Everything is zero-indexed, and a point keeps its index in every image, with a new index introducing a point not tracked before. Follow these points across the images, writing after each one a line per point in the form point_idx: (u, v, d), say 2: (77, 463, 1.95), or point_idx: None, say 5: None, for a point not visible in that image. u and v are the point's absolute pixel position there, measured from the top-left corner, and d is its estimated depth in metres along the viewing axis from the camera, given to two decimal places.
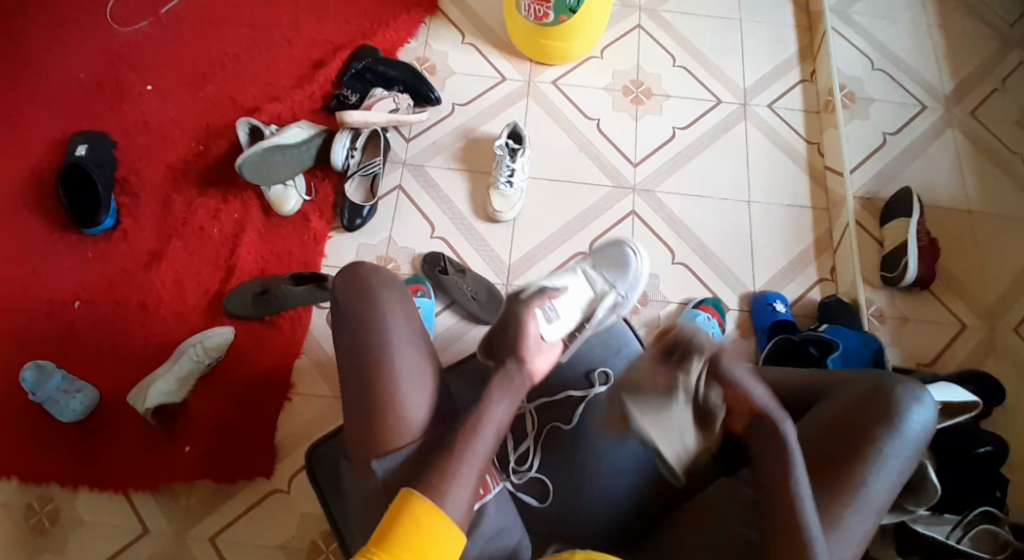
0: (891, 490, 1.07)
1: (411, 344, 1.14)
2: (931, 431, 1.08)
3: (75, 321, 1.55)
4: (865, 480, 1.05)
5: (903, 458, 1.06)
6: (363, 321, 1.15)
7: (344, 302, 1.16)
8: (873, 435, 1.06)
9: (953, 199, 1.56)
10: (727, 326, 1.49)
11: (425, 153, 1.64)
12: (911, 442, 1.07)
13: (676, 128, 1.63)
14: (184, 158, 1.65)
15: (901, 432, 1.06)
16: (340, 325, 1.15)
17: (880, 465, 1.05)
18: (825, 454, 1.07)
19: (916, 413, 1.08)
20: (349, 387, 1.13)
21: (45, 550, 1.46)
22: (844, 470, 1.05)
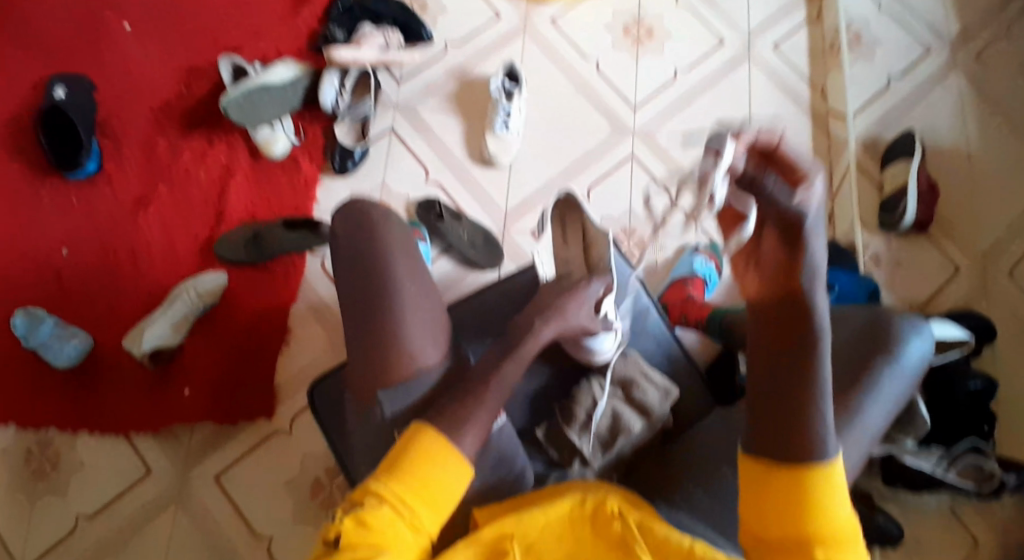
0: (885, 418, 1.10)
1: (417, 293, 1.18)
2: (925, 362, 1.14)
3: (66, 270, 1.52)
4: (859, 408, 1.08)
5: (898, 386, 1.11)
6: (371, 270, 1.19)
7: (353, 241, 1.23)
8: (868, 365, 1.11)
9: (954, 144, 1.54)
10: (724, 270, 1.51)
11: (417, 94, 1.60)
12: (906, 372, 1.12)
13: (678, 70, 1.60)
14: (168, 100, 1.60)
15: (898, 362, 1.12)
16: (349, 263, 1.21)
17: (878, 392, 1.09)
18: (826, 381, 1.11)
19: (912, 343, 1.13)
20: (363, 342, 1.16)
21: (46, 494, 1.45)
22: (845, 398, 1.09)
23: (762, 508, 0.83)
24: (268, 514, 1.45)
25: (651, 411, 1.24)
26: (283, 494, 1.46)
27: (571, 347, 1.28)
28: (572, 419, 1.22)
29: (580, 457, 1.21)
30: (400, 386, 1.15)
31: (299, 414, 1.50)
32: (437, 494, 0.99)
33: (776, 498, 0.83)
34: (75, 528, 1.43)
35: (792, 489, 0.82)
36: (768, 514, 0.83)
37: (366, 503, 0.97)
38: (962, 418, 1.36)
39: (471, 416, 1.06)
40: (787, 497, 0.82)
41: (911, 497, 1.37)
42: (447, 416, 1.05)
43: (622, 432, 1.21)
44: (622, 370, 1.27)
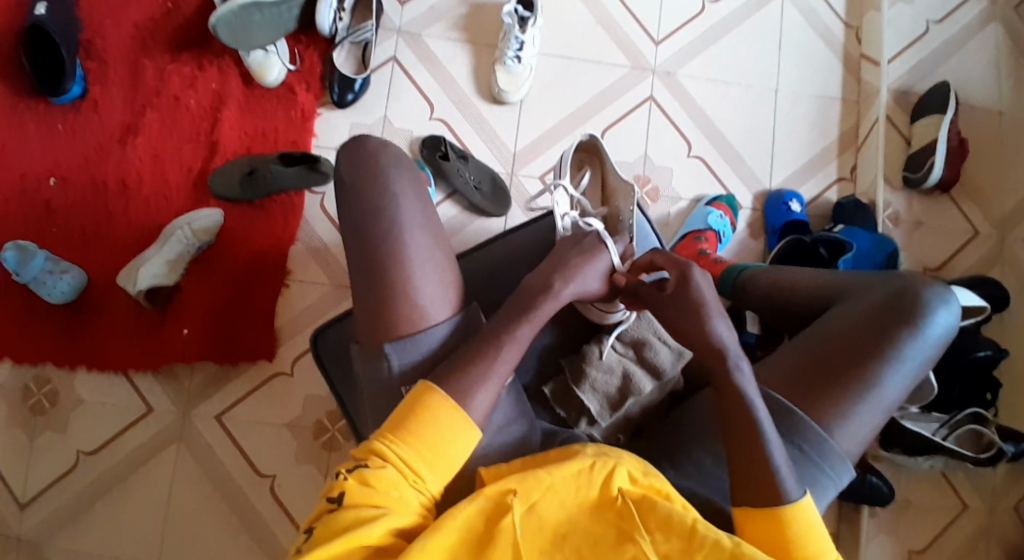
0: (903, 391, 1.09)
1: (431, 259, 1.12)
2: (950, 333, 1.12)
3: (55, 201, 1.44)
4: (879, 380, 1.08)
5: (919, 358, 1.09)
6: (374, 236, 1.11)
7: (357, 189, 1.14)
8: (892, 337, 1.09)
9: (987, 99, 1.46)
10: (738, 225, 1.44)
11: (421, 19, 1.47)
12: (929, 345, 1.10)
13: (705, 1, 1.48)
14: (153, 18, 1.49)
15: (922, 334, 1.10)
16: (352, 210, 1.13)
17: (897, 365, 1.08)
18: (846, 351, 1.09)
19: (938, 315, 1.10)
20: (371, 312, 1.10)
21: (46, 429, 1.47)
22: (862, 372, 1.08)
23: (760, 554, 0.96)
24: (270, 453, 1.49)
25: (663, 373, 1.18)
26: (286, 437, 1.50)
27: (584, 309, 1.23)
28: (581, 379, 1.18)
29: (588, 416, 1.17)
30: (409, 339, 1.09)
31: (304, 355, 1.51)
32: (442, 458, 0.99)
33: (769, 546, 0.95)
34: (78, 463, 1.47)
35: (782, 537, 0.95)
36: (763, 558, 0.96)
37: (371, 463, 0.97)
38: (963, 388, 1.43)
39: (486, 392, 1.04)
40: (779, 545, 0.95)
41: (906, 460, 1.44)
42: (458, 381, 1.02)
43: (632, 395, 1.16)
44: (636, 332, 1.22)
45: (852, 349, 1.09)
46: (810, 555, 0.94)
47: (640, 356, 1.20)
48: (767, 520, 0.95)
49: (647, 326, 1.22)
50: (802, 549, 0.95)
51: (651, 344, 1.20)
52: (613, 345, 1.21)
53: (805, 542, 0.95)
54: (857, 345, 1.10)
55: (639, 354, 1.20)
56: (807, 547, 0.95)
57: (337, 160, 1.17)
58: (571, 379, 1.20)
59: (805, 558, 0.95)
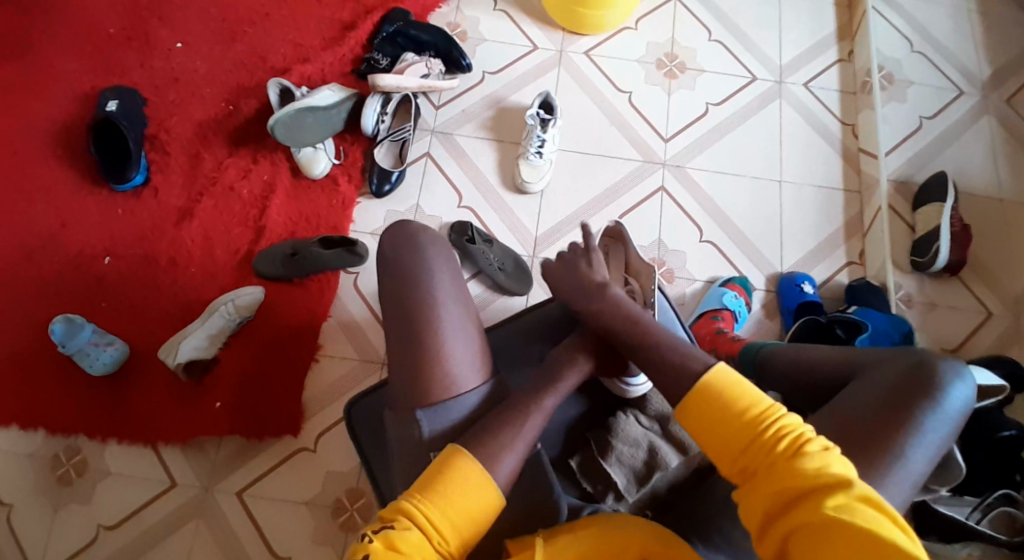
0: (928, 465, 1.06)
1: (456, 300, 1.20)
2: (969, 407, 1.10)
3: (107, 275, 1.57)
4: (905, 452, 1.04)
5: (942, 432, 1.06)
6: (407, 274, 1.21)
7: (393, 249, 1.25)
8: (914, 412, 1.07)
9: (987, 186, 1.54)
10: (753, 305, 1.50)
11: (453, 121, 1.63)
12: (950, 420, 1.08)
13: (709, 104, 1.63)
14: (215, 117, 1.67)
15: (941, 408, 1.07)
16: (388, 263, 1.23)
17: (917, 438, 1.05)
18: (863, 425, 1.07)
19: (955, 389, 1.09)
20: (401, 343, 1.18)
21: (70, 501, 1.49)
22: (880, 443, 1.05)
23: (711, 439, 0.95)
24: (289, 532, 1.48)
25: (690, 449, 1.20)
26: (303, 515, 1.49)
27: (607, 382, 1.28)
28: (608, 452, 1.20)
29: (615, 491, 1.18)
30: (439, 406, 1.13)
31: (327, 431, 1.54)
32: (469, 521, 1.00)
33: (712, 425, 0.95)
34: (97, 536, 1.47)
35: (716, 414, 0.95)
36: (715, 440, 0.94)
37: (397, 524, 0.98)
38: (994, 468, 1.39)
39: (510, 440, 1.08)
40: (718, 418, 0.95)
41: (942, 548, 1.36)
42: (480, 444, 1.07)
43: (658, 468, 1.18)
44: (662, 408, 1.25)
45: (871, 420, 1.07)
46: (746, 413, 0.93)
47: (666, 431, 1.22)
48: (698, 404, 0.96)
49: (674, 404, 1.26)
50: (739, 408, 0.94)
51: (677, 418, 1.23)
52: (639, 419, 1.24)
53: (737, 398, 0.95)
54: (875, 419, 1.07)
55: (665, 429, 1.22)
56: (743, 402, 0.94)
57: (380, 241, 1.27)
58: (598, 451, 1.22)
59: (746, 417, 0.93)
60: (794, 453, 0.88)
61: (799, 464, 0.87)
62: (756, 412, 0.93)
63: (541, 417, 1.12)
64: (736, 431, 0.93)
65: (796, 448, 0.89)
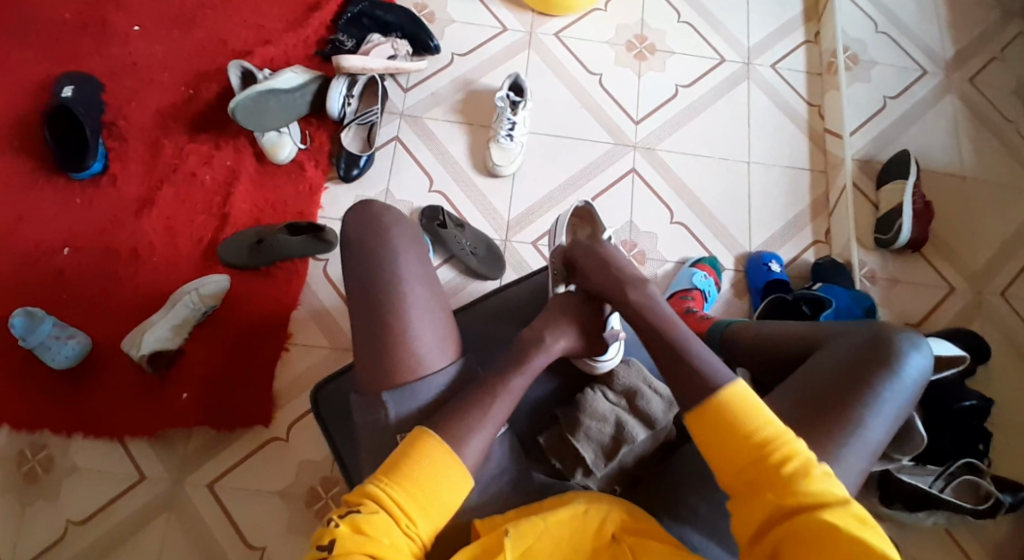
0: (887, 433, 1.10)
1: (422, 282, 1.20)
2: (926, 377, 1.14)
3: (66, 267, 1.52)
4: (864, 422, 1.09)
5: (900, 401, 1.11)
6: (372, 254, 1.20)
7: (356, 236, 1.22)
8: (874, 382, 1.11)
9: (948, 164, 1.57)
10: (722, 285, 1.51)
11: (422, 104, 1.61)
12: (908, 388, 1.12)
13: (679, 86, 1.63)
14: (174, 103, 1.62)
15: (898, 377, 1.11)
16: (356, 255, 1.20)
17: (876, 408, 1.09)
18: (826, 395, 1.11)
19: (912, 358, 1.13)
20: (374, 332, 1.16)
21: (37, 498, 1.45)
22: (842, 412, 1.09)
23: (714, 449, 1.01)
24: (262, 524, 1.47)
25: (656, 422, 1.19)
26: (277, 507, 1.48)
27: (578, 362, 1.27)
28: (576, 428, 1.20)
29: (583, 467, 1.18)
30: (407, 388, 1.14)
31: (298, 421, 1.52)
32: (437, 504, 1.02)
33: (720, 440, 1.00)
34: (65, 533, 1.44)
35: (725, 425, 1.00)
36: (722, 457, 1.00)
37: (364, 508, 0.99)
38: (957, 437, 1.41)
39: (476, 422, 1.08)
40: (727, 434, 1.00)
41: (908, 516, 1.41)
42: (450, 426, 1.07)
43: (625, 442, 1.18)
44: (629, 381, 1.24)
45: (834, 392, 1.11)
46: (755, 436, 0.98)
47: (633, 405, 1.21)
48: (710, 412, 1.02)
49: (639, 375, 1.24)
50: (750, 430, 0.99)
51: (644, 392, 1.21)
52: (606, 395, 1.22)
53: (746, 419, 1.00)
54: (838, 389, 1.11)
55: (632, 402, 1.21)
56: (754, 424, 0.99)
57: (344, 223, 1.24)
58: (567, 429, 1.21)
59: (757, 441, 0.98)
60: (799, 478, 0.95)
61: (803, 490, 0.95)
62: (765, 434, 0.98)
63: (509, 399, 1.11)
64: (741, 444, 0.99)
65: (801, 470, 0.96)
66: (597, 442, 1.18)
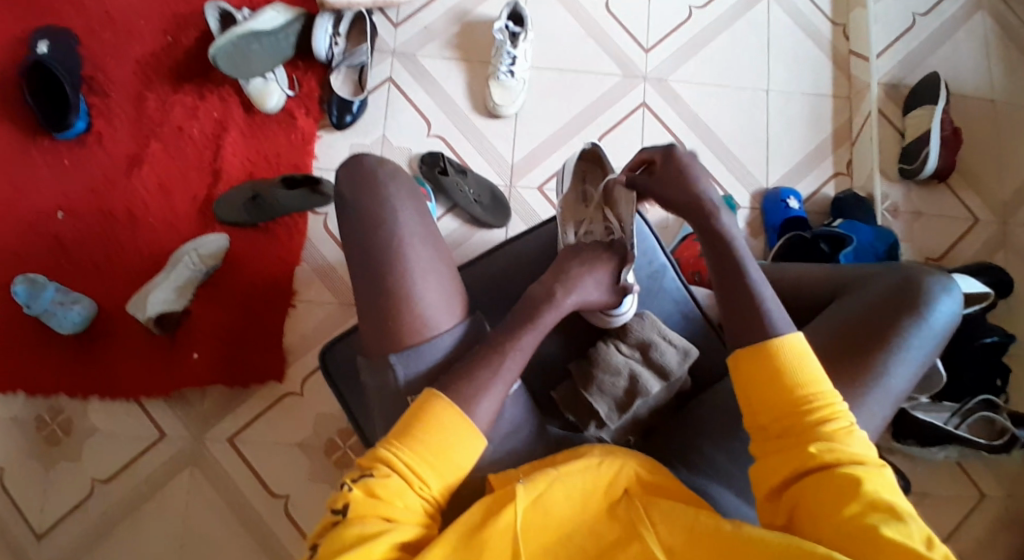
0: (912, 379, 1.07)
1: (428, 253, 1.13)
2: (956, 320, 1.11)
3: (61, 232, 1.48)
4: (887, 369, 1.06)
5: (926, 348, 1.08)
6: (372, 215, 1.13)
7: (355, 204, 1.15)
8: (900, 327, 1.08)
9: (978, 87, 1.47)
10: (738, 225, 1.45)
11: (416, 40, 1.51)
12: (935, 334, 1.09)
13: (692, 8, 1.51)
14: (153, 51, 1.53)
15: (926, 322, 1.09)
16: (356, 228, 1.13)
17: (902, 353, 1.06)
18: (850, 343, 1.08)
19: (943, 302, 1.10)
20: (377, 316, 1.11)
21: (62, 460, 1.47)
22: (865, 358, 1.06)
23: (753, 396, 0.95)
24: (285, 474, 1.49)
25: (671, 373, 1.18)
26: (298, 457, 1.50)
27: (590, 316, 1.23)
28: (590, 382, 1.17)
29: (597, 419, 1.17)
30: (412, 350, 1.10)
31: (312, 376, 1.52)
32: (450, 464, 0.97)
33: (760, 386, 0.95)
34: (93, 491, 1.46)
35: (771, 372, 0.95)
36: (758, 402, 0.95)
37: (376, 472, 0.95)
38: (977, 375, 1.40)
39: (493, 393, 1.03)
40: (770, 382, 0.94)
41: (919, 451, 1.43)
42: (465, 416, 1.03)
43: (640, 395, 1.16)
44: (643, 333, 1.21)
45: (859, 337, 1.08)
46: (800, 388, 0.93)
47: (647, 356, 1.19)
48: (756, 357, 0.96)
49: (652, 326, 1.22)
50: (794, 379, 0.94)
51: (658, 343, 1.19)
52: (620, 347, 1.20)
53: (791, 366, 0.94)
54: (863, 332, 1.09)
55: (647, 353, 1.19)
56: (799, 375, 0.94)
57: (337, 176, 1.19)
58: (580, 383, 1.20)
59: (800, 392, 0.93)
60: (839, 435, 0.91)
61: (842, 447, 0.90)
62: (810, 384, 0.93)
63: (519, 357, 1.06)
64: (782, 394, 0.94)
65: (841, 431, 0.91)
66: (611, 397, 1.17)
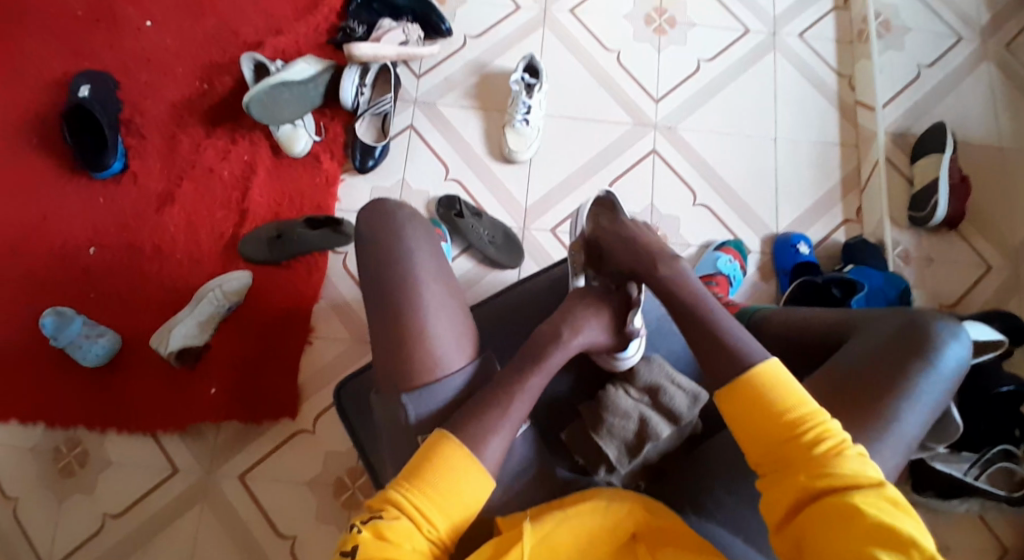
0: (923, 425, 1.04)
1: (435, 275, 1.16)
2: (964, 365, 1.07)
3: (92, 266, 1.54)
4: (898, 416, 1.02)
5: (936, 393, 1.04)
6: (386, 251, 1.16)
7: (368, 231, 1.19)
8: (908, 373, 1.04)
9: (986, 134, 1.49)
10: (748, 269, 1.46)
11: (437, 89, 1.58)
12: (945, 379, 1.06)
13: (701, 60, 1.57)
14: (189, 98, 1.62)
15: (935, 367, 1.05)
16: (367, 252, 1.17)
17: (912, 399, 1.03)
18: (857, 385, 1.05)
19: (951, 348, 1.06)
20: (383, 335, 1.13)
21: (75, 492, 1.49)
22: (874, 405, 1.03)
23: (743, 429, 0.96)
24: (293, 512, 1.49)
25: (681, 416, 1.12)
26: (306, 495, 1.50)
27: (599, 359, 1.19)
28: (599, 426, 1.12)
29: (607, 464, 1.12)
30: (425, 389, 1.09)
31: (325, 413, 1.53)
32: (459, 504, 0.98)
33: (749, 418, 0.96)
34: (103, 526, 1.47)
35: (756, 404, 0.96)
36: (750, 435, 0.96)
37: (386, 513, 0.96)
38: (994, 423, 1.37)
39: (494, 409, 1.04)
40: (757, 413, 0.95)
41: (940, 504, 1.39)
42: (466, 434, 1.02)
43: (650, 439, 1.10)
44: (652, 376, 1.16)
45: (866, 384, 1.05)
46: (786, 415, 0.94)
47: (656, 399, 1.13)
48: (740, 390, 0.97)
49: (662, 368, 1.16)
50: (779, 407, 0.95)
51: (668, 385, 1.14)
52: (628, 390, 1.15)
53: (778, 397, 0.95)
54: (871, 378, 1.05)
55: (656, 397, 1.13)
56: (785, 403, 0.95)
57: (357, 220, 1.21)
58: (589, 427, 1.14)
59: (786, 420, 0.94)
60: (833, 460, 0.90)
61: (835, 470, 0.90)
62: (797, 411, 0.94)
63: (527, 400, 1.07)
64: (771, 423, 0.94)
65: (833, 453, 0.91)
66: (620, 442, 1.11)
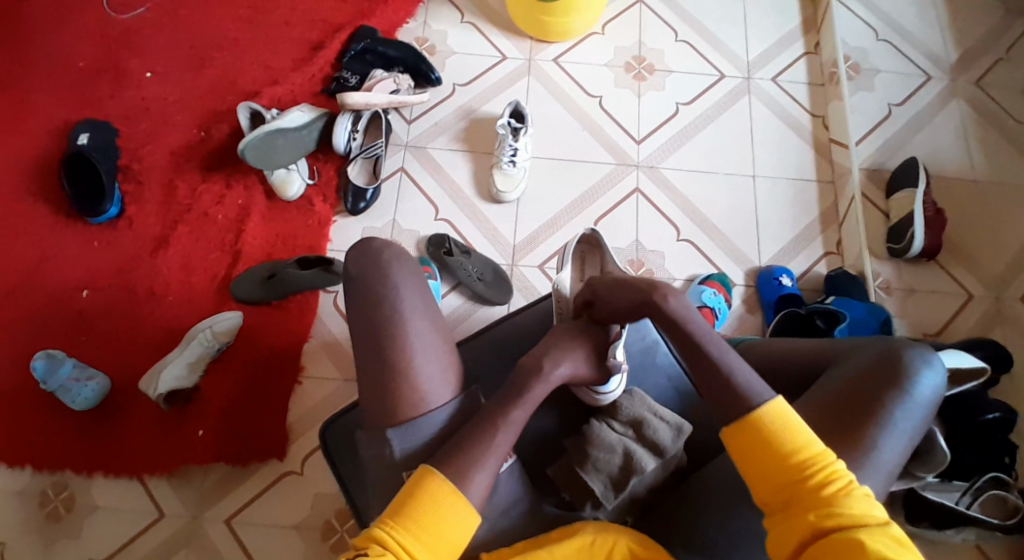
0: (903, 453, 1.03)
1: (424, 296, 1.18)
2: (938, 396, 1.06)
3: (85, 308, 1.56)
4: (877, 444, 1.02)
5: (913, 421, 1.04)
6: (371, 281, 1.14)
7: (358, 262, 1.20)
8: (884, 402, 1.04)
9: (958, 168, 1.55)
10: (733, 301, 1.49)
11: (427, 134, 1.64)
12: (922, 407, 1.05)
13: (679, 104, 1.63)
14: (187, 145, 1.67)
15: (911, 396, 1.04)
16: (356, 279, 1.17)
17: (890, 427, 1.02)
18: (836, 415, 1.05)
19: (925, 377, 1.05)
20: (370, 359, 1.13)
21: (59, 537, 1.46)
22: (852, 433, 1.03)
23: (751, 468, 0.97)
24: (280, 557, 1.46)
25: (666, 449, 1.11)
26: (293, 539, 1.47)
27: (580, 392, 1.18)
28: (585, 461, 1.12)
29: (594, 499, 1.11)
30: (411, 424, 1.08)
31: (313, 453, 1.52)
32: (444, 541, 0.97)
33: (757, 458, 0.97)
34: None
35: (764, 443, 0.97)
36: (758, 474, 0.97)
37: (371, 550, 0.95)
38: (983, 450, 1.36)
39: (481, 425, 1.05)
40: (766, 453, 0.96)
41: (936, 534, 1.36)
42: (454, 452, 1.02)
43: (636, 473, 1.09)
44: (634, 410, 1.15)
45: (843, 415, 1.04)
46: (795, 455, 0.95)
47: (640, 432, 1.13)
48: (747, 428, 0.98)
49: (644, 402, 1.16)
50: (787, 447, 0.96)
51: (649, 419, 1.13)
52: (611, 425, 1.14)
53: (786, 437, 0.96)
54: (848, 408, 1.05)
55: (640, 430, 1.12)
56: (793, 442, 0.96)
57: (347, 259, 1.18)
58: (575, 463, 1.13)
59: (795, 459, 0.95)
60: (842, 500, 0.92)
61: (843, 510, 0.91)
62: (806, 454, 0.95)
63: (511, 431, 1.06)
64: (779, 463, 0.96)
65: (841, 492, 0.92)
66: (605, 477, 1.10)
